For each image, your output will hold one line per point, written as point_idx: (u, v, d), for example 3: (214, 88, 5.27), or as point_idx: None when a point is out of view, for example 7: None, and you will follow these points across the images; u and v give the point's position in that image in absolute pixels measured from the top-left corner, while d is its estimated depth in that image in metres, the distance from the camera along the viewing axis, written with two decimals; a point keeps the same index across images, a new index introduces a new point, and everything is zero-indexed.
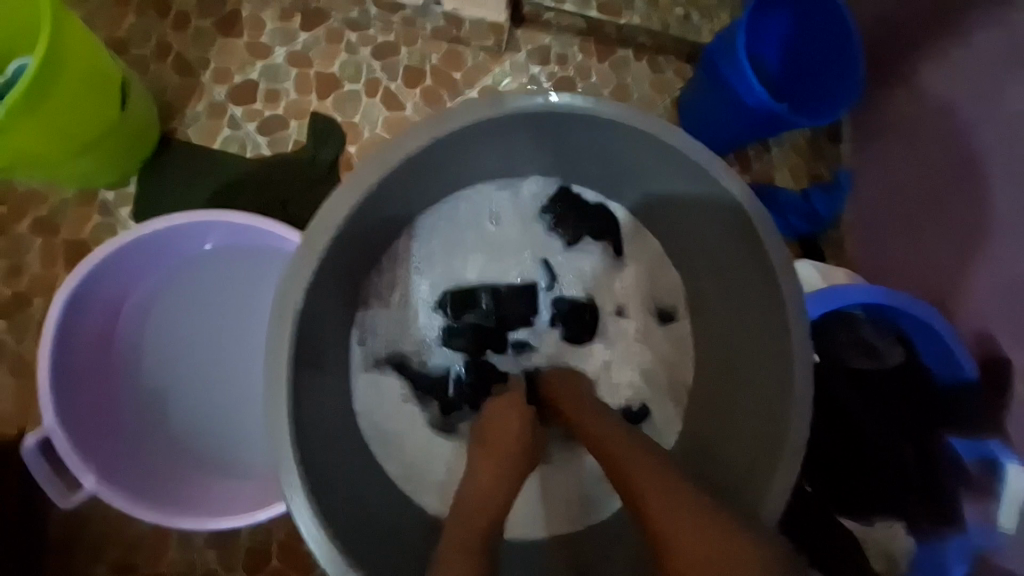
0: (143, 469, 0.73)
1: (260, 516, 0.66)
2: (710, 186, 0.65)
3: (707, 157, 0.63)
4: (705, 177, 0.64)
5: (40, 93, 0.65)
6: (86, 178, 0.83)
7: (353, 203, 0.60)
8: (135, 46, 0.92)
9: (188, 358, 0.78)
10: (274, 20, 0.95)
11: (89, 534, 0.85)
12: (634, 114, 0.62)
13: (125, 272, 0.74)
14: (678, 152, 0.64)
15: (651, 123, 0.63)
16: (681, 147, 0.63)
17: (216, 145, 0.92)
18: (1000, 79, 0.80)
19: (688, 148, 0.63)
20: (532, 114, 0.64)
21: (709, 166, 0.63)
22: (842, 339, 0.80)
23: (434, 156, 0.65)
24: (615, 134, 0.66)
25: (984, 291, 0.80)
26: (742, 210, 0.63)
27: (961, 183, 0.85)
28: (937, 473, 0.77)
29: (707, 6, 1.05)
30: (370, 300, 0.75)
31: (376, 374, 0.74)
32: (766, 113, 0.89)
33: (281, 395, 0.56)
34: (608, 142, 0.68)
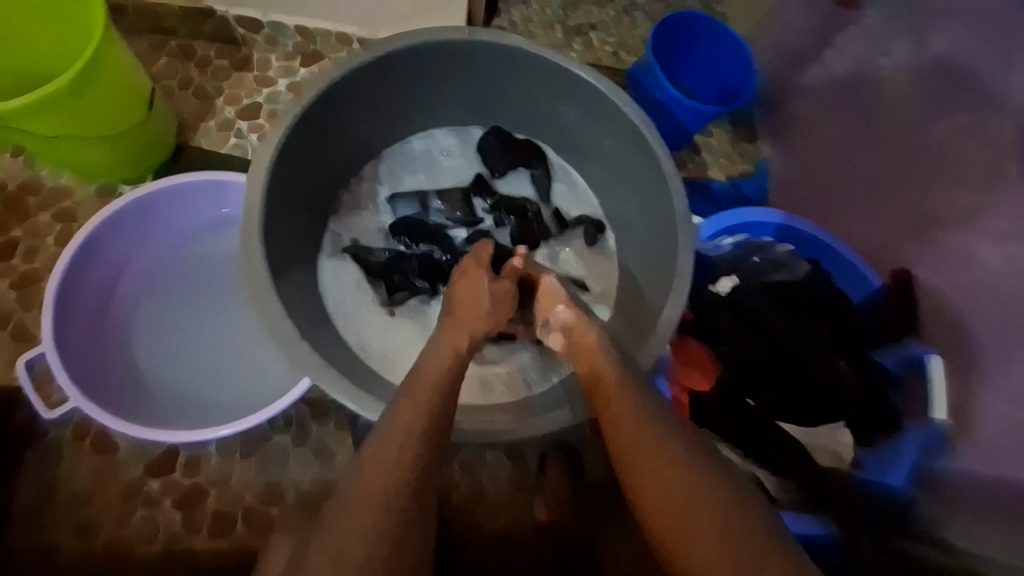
0: (128, 402, 0.84)
1: (223, 433, 0.76)
2: (611, 106, 0.78)
3: (602, 80, 0.77)
4: (606, 100, 0.78)
5: (85, 84, 0.82)
6: (111, 169, 0.99)
7: (296, 117, 0.71)
8: (164, 78, 1.13)
9: (178, 308, 0.92)
10: (277, 60, 1.15)
11: (66, 491, 0.89)
12: (539, 47, 0.77)
13: (136, 225, 0.89)
14: (574, 75, 0.78)
15: (562, 56, 0.77)
16: (585, 73, 0.77)
17: (223, 151, 1.09)
18: (861, 61, 0.96)
19: (575, 66, 0.77)
20: (456, 50, 0.78)
21: (608, 90, 0.76)
22: (754, 261, 0.90)
23: (379, 82, 0.78)
24: (525, 70, 0.81)
25: (886, 231, 0.91)
26: (635, 121, 0.76)
27: (850, 146, 0.98)
28: (875, 382, 0.84)
29: (634, 44, 1.24)
30: (337, 206, 0.88)
31: (337, 262, 0.86)
32: (684, 109, 1.05)
33: (258, 264, 0.66)
34: (519, 78, 0.82)
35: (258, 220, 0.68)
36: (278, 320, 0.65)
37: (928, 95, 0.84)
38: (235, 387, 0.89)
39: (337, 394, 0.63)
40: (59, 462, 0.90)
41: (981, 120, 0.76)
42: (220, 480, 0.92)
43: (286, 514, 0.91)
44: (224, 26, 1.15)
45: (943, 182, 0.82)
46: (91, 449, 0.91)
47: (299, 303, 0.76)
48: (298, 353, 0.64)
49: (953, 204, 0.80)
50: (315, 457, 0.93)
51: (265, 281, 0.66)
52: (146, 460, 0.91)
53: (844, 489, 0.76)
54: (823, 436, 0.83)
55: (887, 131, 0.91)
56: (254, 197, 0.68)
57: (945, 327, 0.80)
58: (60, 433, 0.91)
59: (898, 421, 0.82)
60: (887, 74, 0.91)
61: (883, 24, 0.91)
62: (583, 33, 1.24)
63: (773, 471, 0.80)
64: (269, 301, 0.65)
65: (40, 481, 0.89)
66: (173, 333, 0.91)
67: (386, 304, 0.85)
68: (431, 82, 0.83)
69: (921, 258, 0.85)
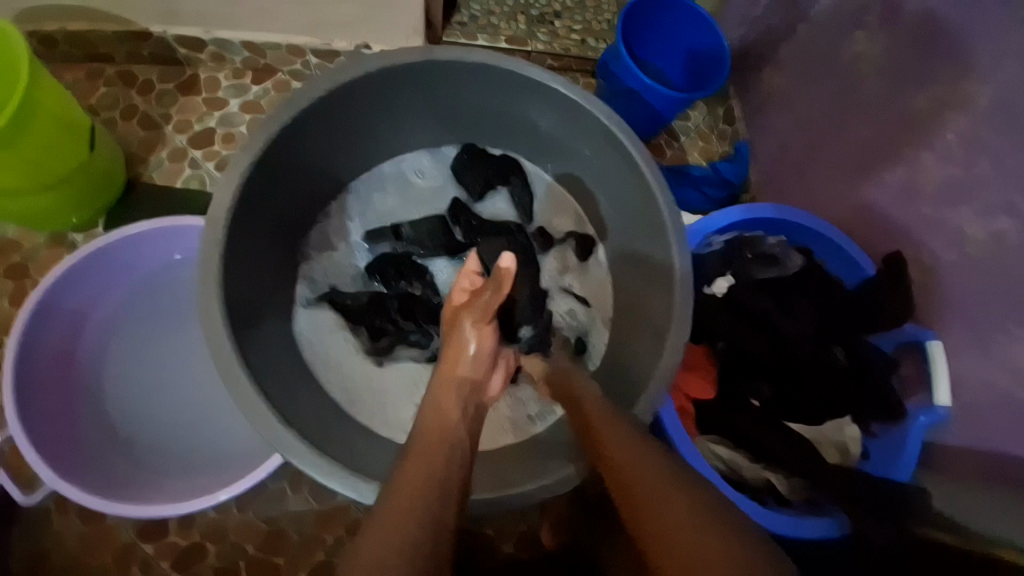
0: (107, 470, 0.79)
1: (224, 498, 0.73)
2: (586, 114, 0.74)
3: (575, 87, 0.73)
4: (580, 108, 0.74)
5: (18, 133, 0.75)
6: (56, 217, 0.91)
7: (254, 155, 0.66)
8: (105, 110, 1.04)
9: (150, 363, 0.87)
10: (227, 79, 1.08)
11: (54, 567, 0.84)
12: (508, 60, 0.72)
13: (90, 283, 0.84)
14: (547, 88, 0.74)
15: (530, 66, 0.73)
16: (556, 83, 0.73)
17: (179, 184, 1.02)
18: (834, 36, 0.91)
19: (550, 79, 0.73)
20: (417, 70, 0.73)
21: (581, 97, 0.73)
22: (747, 257, 0.88)
23: (339, 110, 0.73)
24: (493, 83, 0.77)
25: (874, 211, 0.88)
26: (611, 128, 0.73)
27: (830, 126, 0.94)
28: (874, 370, 0.82)
29: (601, 31, 1.18)
30: (309, 249, 0.85)
31: (313, 310, 0.82)
32: (656, 97, 0.98)
33: (216, 331, 0.61)
34: (489, 91, 0.78)
35: (218, 275, 0.62)
36: (248, 393, 0.60)
37: (903, 68, 0.80)
38: (220, 439, 0.85)
39: (311, 470, 0.59)
40: (44, 537, 0.85)
41: (956, 93, 0.73)
42: (218, 534, 0.88)
43: (291, 561, 0.87)
44: (163, 46, 1.03)
45: (923, 158, 0.79)
46: (77, 519, 0.86)
47: (273, 359, 0.72)
48: (273, 430, 0.59)
49: (937, 180, 0.77)
50: (316, 499, 0.90)
51: (230, 350, 0.60)
52: (138, 524, 0.87)
53: (863, 483, 0.75)
54: (830, 433, 0.83)
55: (864, 107, 0.88)
56: (212, 248, 0.63)
57: (940, 306, 0.78)
58: (40, 506, 0.86)
59: (899, 407, 0.79)
60: (862, 47, 0.86)
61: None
62: (547, 23, 1.17)
63: (783, 472, 0.80)
64: (237, 370, 0.60)
65: (24, 560, 0.84)
66: (147, 391, 0.86)
67: (370, 351, 0.82)
68: (394, 102, 0.78)
69: (910, 237, 0.83)
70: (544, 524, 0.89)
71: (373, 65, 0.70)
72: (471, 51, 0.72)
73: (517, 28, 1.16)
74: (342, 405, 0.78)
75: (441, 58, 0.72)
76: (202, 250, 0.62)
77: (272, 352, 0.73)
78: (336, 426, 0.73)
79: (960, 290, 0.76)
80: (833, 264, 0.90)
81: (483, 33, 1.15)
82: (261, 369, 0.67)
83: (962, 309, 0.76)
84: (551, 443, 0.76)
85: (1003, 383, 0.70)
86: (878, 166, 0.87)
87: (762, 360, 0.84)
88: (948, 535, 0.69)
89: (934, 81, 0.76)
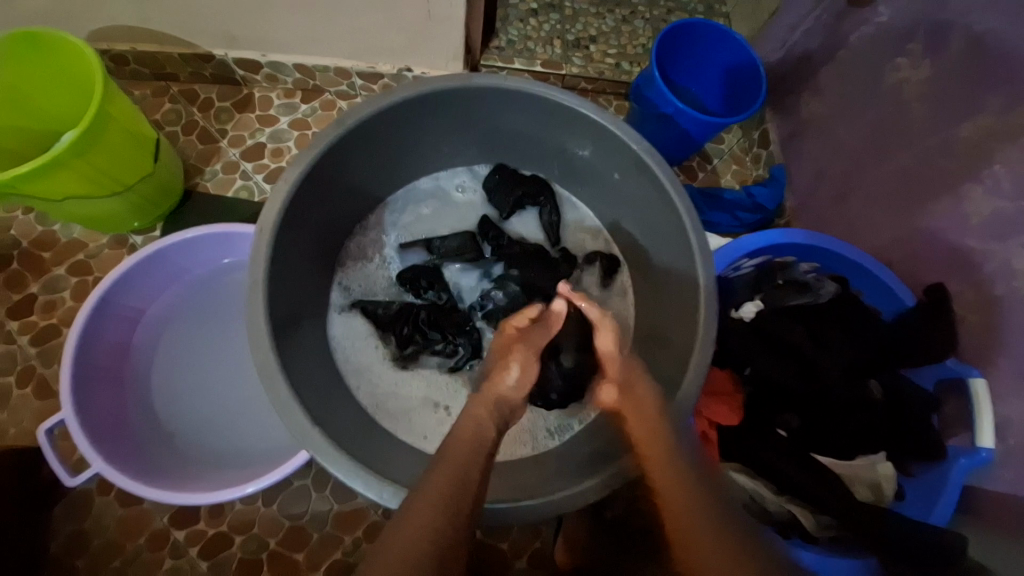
0: (149, 459, 0.84)
1: (250, 490, 0.76)
2: (615, 139, 0.76)
3: (604, 112, 0.75)
4: (609, 133, 0.76)
5: (91, 143, 0.82)
6: (120, 220, 1.00)
7: (302, 171, 0.70)
8: (168, 124, 1.13)
9: (194, 360, 0.93)
10: (279, 98, 1.16)
11: (93, 547, 0.89)
12: (544, 86, 0.75)
13: (146, 283, 0.91)
14: (580, 114, 0.76)
15: (562, 93, 0.75)
16: (585, 108, 0.75)
17: (230, 194, 1.09)
18: (876, 64, 0.89)
19: (581, 106, 0.75)
20: (455, 94, 0.77)
21: (610, 124, 0.75)
22: (777, 283, 0.88)
23: (380, 131, 0.77)
24: (528, 108, 0.79)
25: (914, 241, 0.85)
26: (638, 153, 0.74)
27: (868, 154, 0.92)
28: (911, 406, 0.79)
29: (635, 55, 1.20)
30: (345, 259, 0.89)
31: (346, 317, 0.87)
32: (689, 121, 0.98)
33: (261, 329, 0.64)
34: (523, 116, 0.81)
35: (263, 283, 0.66)
36: (283, 393, 0.63)
37: (948, 96, 0.78)
38: (253, 435, 0.89)
39: (336, 469, 0.61)
40: (86, 518, 0.90)
41: (1007, 123, 0.71)
42: (245, 526, 0.91)
43: (310, 558, 0.90)
44: (223, 67, 1.11)
45: (969, 189, 0.76)
46: (116, 503, 0.91)
47: (308, 360, 0.76)
48: (304, 430, 0.62)
49: (984, 212, 0.74)
50: (337, 499, 0.92)
51: (270, 353, 0.63)
52: (171, 510, 0.92)
53: (895, 526, 0.71)
54: (863, 469, 0.79)
55: (906, 136, 0.85)
56: (260, 253, 0.67)
57: (985, 342, 0.75)
58: (85, 488, 0.91)
59: (939, 446, 0.76)
60: (905, 75, 0.84)
61: (899, 24, 0.84)
62: (582, 47, 1.20)
63: (809, 508, 0.77)
64: (274, 370, 0.63)
65: (66, 538, 0.89)
66: (189, 386, 0.92)
67: (396, 359, 0.85)
68: (432, 125, 0.82)
69: (953, 269, 0.80)
70: (559, 541, 0.88)
71: (415, 88, 0.73)
72: (506, 77, 0.75)
73: (552, 52, 1.19)
74: (369, 411, 0.81)
75: (478, 85, 0.75)
76: (253, 255, 0.66)
77: (310, 352, 0.77)
78: (361, 429, 0.75)
79: (1007, 326, 0.72)
80: (869, 294, 0.89)
81: (519, 57, 1.18)
82: (299, 368, 0.71)
83: (1010, 346, 0.72)
84: (568, 460, 0.77)
85: None
86: (918, 195, 0.84)
87: (789, 390, 0.82)
88: None
89: (983, 110, 0.74)
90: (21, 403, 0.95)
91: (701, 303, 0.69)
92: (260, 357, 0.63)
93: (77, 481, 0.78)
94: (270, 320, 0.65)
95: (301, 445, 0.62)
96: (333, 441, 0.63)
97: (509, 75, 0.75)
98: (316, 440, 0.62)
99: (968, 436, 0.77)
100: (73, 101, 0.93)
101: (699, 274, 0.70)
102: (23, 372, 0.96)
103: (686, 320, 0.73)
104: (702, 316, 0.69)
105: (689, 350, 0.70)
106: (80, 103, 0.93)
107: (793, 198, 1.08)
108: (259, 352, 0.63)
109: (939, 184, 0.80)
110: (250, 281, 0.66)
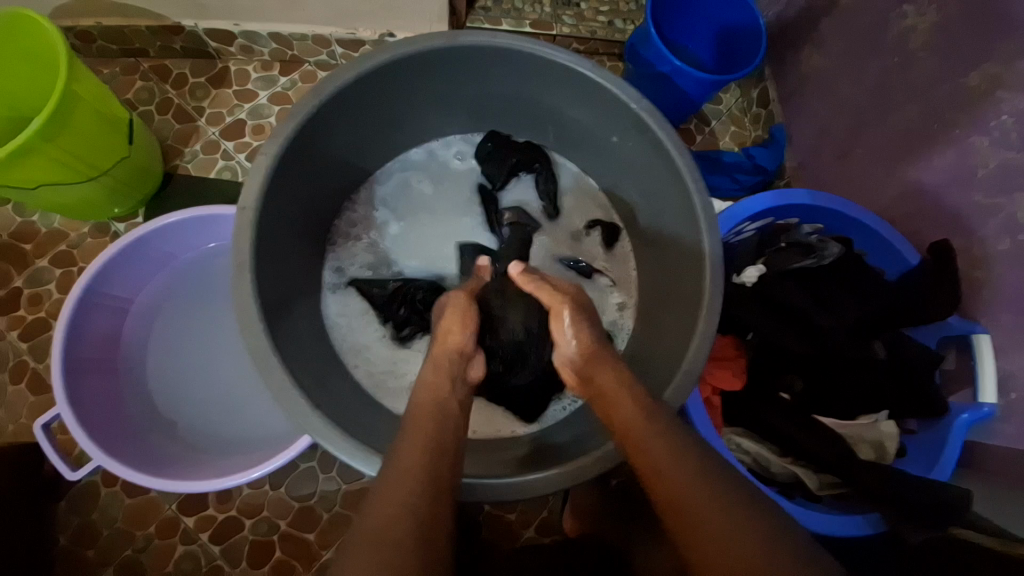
0: (150, 448, 0.84)
1: (255, 474, 0.75)
2: (612, 98, 0.73)
3: (600, 69, 0.71)
4: (606, 91, 0.72)
5: (59, 127, 0.78)
6: (98, 208, 0.96)
7: (281, 145, 0.66)
8: (141, 104, 1.08)
9: (188, 348, 0.92)
10: (256, 71, 1.10)
11: (103, 537, 0.90)
12: (535, 44, 0.71)
13: (132, 271, 0.88)
14: (575, 73, 0.72)
15: (555, 50, 0.71)
16: (579, 65, 0.71)
17: (212, 175, 1.05)
18: (880, 12, 0.84)
19: (577, 62, 0.71)
20: (442, 55, 0.72)
21: (605, 81, 0.71)
22: (780, 246, 0.87)
23: (364, 99, 0.73)
24: (520, 68, 0.75)
25: (920, 197, 0.83)
26: (637, 112, 0.71)
27: (871, 109, 0.89)
28: (915, 365, 0.78)
29: (628, 11, 1.14)
30: (336, 238, 0.87)
31: (341, 298, 0.85)
32: (687, 80, 0.94)
33: (252, 315, 0.62)
34: (515, 77, 0.77)
35: (249, 265, 0.63)
36: (279, 379, 0.61)
37: (954, 45, 0.74)
38: (255, 420, 0.89)
39: (339, 453, 0.60)
40: (93, 510, 0.91)
41: (1015, 71, 0.67)
42: (253, 509, 0.92)
43: (321, 537, 0.91)
44: (194, 39, 1.05)
45: (976, 141, 0.74)
46: (123, 493, 0.91)
47: (304, 344, 0.74)
48: (303, 414, 0.61)
49: (991, 164, 0.72)
50: (344, 478, 0.93)
51: (263, 339, 0.62)
52: (179, 497, 0.92)
53: (900, 484, 0.71)
54: (865, 429, 0.80)
55: (911, 88, 0.81)
56: (244, 234, 0.64)
57: (987, 298, 0.75)
58: (89, 480, 0.91)
59: (942, 405, 0.76)
60: (911, 23, 0.80)
61: None
62: (573, 5, 1.14)
63: (814, 468, 0.78)
64: (268, 356, 0.61)
65: (76, 530, 0.90)
66: (186, 373, 0.91)
67: (392, 339, 0.84)
68: (420, 90, 0.78)
69: (958, 224, 0.78)
70: (567, 511, 0.90)
71: (397, 50, 0.69)
72: (494, 35, 0.71)
73: (542, 12, 1.13)
74: (369, 392, 0.80)
75: (465, 44, 0.71)
76: (234, 236, 0.63)
77: (304, 336, 0.75)
78: (363, 410, 0.74)
79: (1012, 282, 0.71)
80: (872, 255, 0.87)
81: (507, 17, 1.12)
82: (294, 353, 0.70)
83: (1015, 302, 0.71)
84: (574, 431, 0.77)
85: None
86: (922, 151, 0.82)
87: (794, 354, 0.82)
88: (988, 538, 0.67)
89: (991, 58, 0.70)
90: (16, 399, 0.93)
91: (706, 266, 0.67)
92: (253, 343, 0.61)
93: (78, 475, 0.77)
94: (260, 304, 0.63)
95: (301, 430, 0.61)
96: (335, 424, 0.62)
97: (497, 33, 0.71)
98: (316, 424, 0.61)
99: (969, 392, 0.78)
100: (34, 82, 0.87)
101: (704, 236, 0.68)
102: (15, 368, 0.94)
103: (688, 287, 0.71)
104: (706, 282, 0.67)
105: (692, 319, 0.68)
106: (43, 84, 0.87)
107: (794, 158, 1.05)
108: (251, 337, 0.62)
109: (945, 139, 0.77)
110: (235, 263, 0.63)
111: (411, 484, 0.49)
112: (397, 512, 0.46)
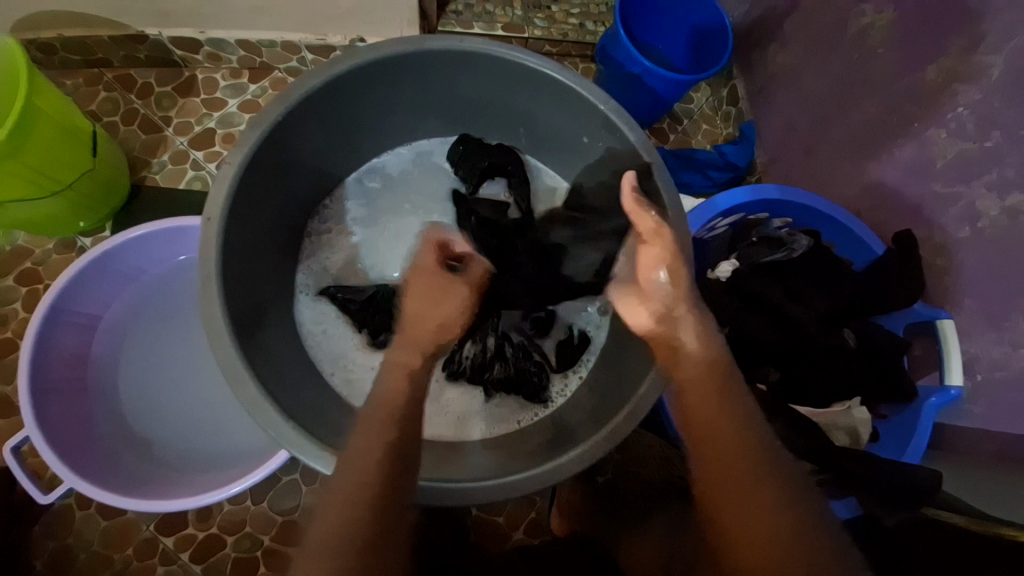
0: (121, 469, 0.81)
1: (234, 490, 0.74)
2: (580, 99, 0.73)
3: (569, 71, 0.72)
4: (575, 93, 0.73)
5: (20, 143, 0.76)
6: (64, 224, 0.93)
7: (247, 153, 0.65)
8: (106, 115, 1.05)
9: (158, 366, 0.89)
10: (225, 79, 1.08)
11: (80, 561, 0.87)
12: (502, 47, 0.71)
13: (99, 288, 0.86)
14: (543, 75, 0.73)
15: (521, 52, 0.71)
16: (545, 67, 0.72)
17: (182, 185, 1.02)
18: (841, 11, 0.86)
19: (544, 65, 0.71)
20: (408, 61, 0.72)
21: (574, 83, 0.72)
22: (750, 240, 0.89)
23: (332, 105, 0.73)
24: (488, 71, 0.76)
25: (882, 191, 0.86)
26: (605, 112, 0.72)
27: (834, 104, 0.91)
28: (881, 350, 0.82)
29: (598, 14, 1.15)
30: (311, 243, 0.86)
31: (312, 303, 0.84)
32: (657, 79, 0.95)
33: (221, 327, 0.61)
34: (484, 81, 0.78)
35: (217, 276, 0.62)
36: (248, 391, 0.60)
37: (911, 41, 0.77)
38: (229, 435, 0.87)
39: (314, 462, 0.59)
40: (68, 533, 0.88)
41: (968, 65, 0.70)
42: (236, 525, 0.90)
43: None
44: (159, 48, 1.03)
45: (934, 133, 0.76)
46: (97, 516, 0.89)
47: (276, 354, 0.73)
48: (277, 425, 0.60)
49: (949, 156, 0.75)
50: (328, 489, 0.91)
51: (233, 352, 0.60)
52: (157, 517, 0.89)
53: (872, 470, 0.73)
54: (839, 415, 0.84)
55: (871, 82, 0.84)
56: (211, 245, 0.63)
57: (950, 284, 0.77)
58: (62, 504, 0.88)
59: (910, 388, 0.79)
60: (870, 20, 0.82)
61: None
62: (543, 8, 1.15)
63: None
64: (239, 366, 0.60)
65: (51, 556, 0.87)
66: (156, 392, 0.88)
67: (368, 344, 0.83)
68: (388, 94, 0.78)
69: (920, 213, 0.80)
70: (554, 510, 0.91)
71: (361, 56, 0.69)
72: (460, 39, 0.71)
73: (513, 15, 1.13)
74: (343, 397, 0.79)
75: (431, 49, 0.71)
76: (202, 246, 0.62)
77: (277, 351, 0.74)
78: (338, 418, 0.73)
79: (972, 266, 0.74)
80: (841, 246, 0.90)
81: (478, 21, 1.12)
82: (267, 364, 0.69)
83: (976, 288, 0.74)
84: (556, 431, 0.78)
85: (1014, 360, 0.69)
86: (883, 144, 0.84)
87: (769, 345, 0.83)
88: (964, 519, 0.68)
89: (945, 52, 0.73)
90: None
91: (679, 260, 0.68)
92: (221, 354, 0.60)
93: (47, 499, 0.75)
94: (229, 317, 0.62)
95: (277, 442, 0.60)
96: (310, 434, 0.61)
97: (464, 37, 0.71)
98: (291, 436, 0.60)
99: (936, 375, 0.80)
100: None
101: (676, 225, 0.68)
102: None
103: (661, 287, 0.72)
104: None
105: None
106: None
107: (764, 153, 1.08)
108: (219, 349, 0.60)
109: (906, 131, 0.80)
110: (201, 275, 0.62)
111: (354, 507, 0.49)
112: (344, 520, 0.49)
